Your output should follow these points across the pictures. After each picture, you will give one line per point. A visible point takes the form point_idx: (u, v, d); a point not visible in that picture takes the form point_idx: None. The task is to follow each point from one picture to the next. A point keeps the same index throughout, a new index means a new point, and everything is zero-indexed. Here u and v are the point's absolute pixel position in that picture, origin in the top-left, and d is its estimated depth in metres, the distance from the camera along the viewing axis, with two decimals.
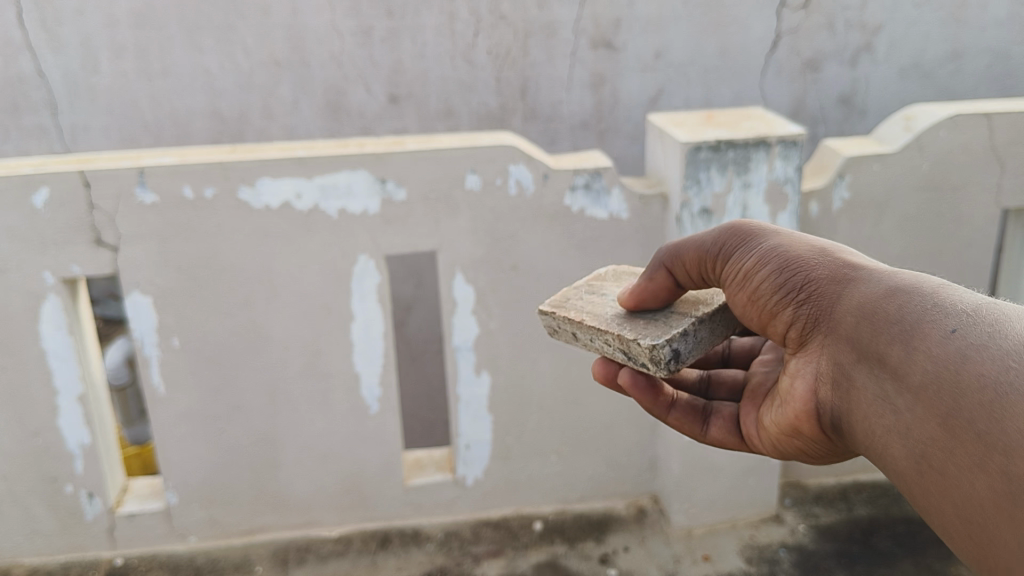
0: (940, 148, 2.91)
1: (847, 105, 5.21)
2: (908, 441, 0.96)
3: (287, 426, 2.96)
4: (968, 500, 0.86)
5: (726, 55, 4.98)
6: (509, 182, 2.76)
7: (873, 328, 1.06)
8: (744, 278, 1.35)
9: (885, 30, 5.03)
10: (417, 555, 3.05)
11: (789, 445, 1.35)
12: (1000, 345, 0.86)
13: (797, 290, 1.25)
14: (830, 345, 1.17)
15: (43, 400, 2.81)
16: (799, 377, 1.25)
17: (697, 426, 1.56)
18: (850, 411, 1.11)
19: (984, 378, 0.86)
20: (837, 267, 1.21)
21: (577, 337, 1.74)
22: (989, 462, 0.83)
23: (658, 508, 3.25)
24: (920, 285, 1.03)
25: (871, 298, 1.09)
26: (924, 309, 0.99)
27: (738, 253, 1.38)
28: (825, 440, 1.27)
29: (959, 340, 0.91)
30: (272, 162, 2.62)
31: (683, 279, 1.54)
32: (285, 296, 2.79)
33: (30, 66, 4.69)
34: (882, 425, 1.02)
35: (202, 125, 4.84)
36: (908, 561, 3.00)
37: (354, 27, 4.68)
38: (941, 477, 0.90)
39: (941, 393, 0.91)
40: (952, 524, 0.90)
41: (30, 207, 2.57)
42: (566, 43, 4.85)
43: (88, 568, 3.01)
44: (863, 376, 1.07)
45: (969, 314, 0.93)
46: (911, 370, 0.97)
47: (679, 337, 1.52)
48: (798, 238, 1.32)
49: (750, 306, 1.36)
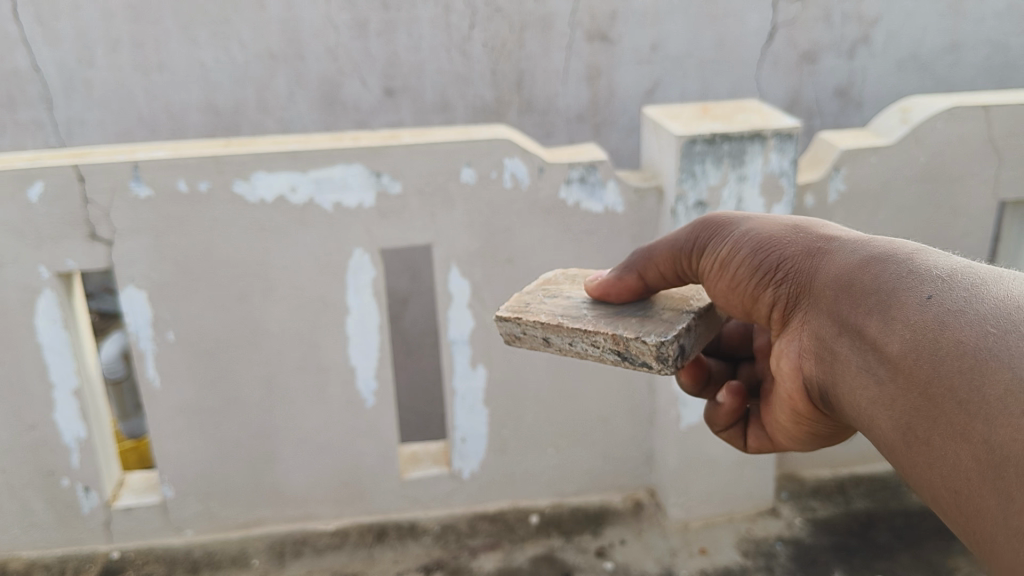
0: (938, 139, 2.90)
1: (844, 97, 5.23)
2: (892, 412, 0.95)
3: (282, 420, 2.96)
4: (953, 471, 0.83)
5: (722, 48, 4.99)
6: (505, 176, 2.75)
7: (851, 300, 1.06)
8: (721, 268, 1.35)
9: (883, 22, 5.06)
10: (414, 548, 3.06)
11: (800, 431, 1.36)
12: (977, 309, 0.85)
13: (776, 268, 1.25)
14: (808, 322, 1.17)
15: (39, 394, 2.81)
16: (781, 358, 1.26)
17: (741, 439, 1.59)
18: (833, 385, 1.10)
19: (964, 344, 0.84)
20: (813, 241, 1.21)
21: (551, 344, 1.53)
22: (972, 429, 0.81)
23: (656, 501, 3.26)
24: (896, 254, 1.02)
25: (848, 269, 1.09)
26: (899, 276, 0.98)
27: (714, 239, 1.38)
28: (821, 417, 1.29)
29: (937, 306, 0.90)
30: (267, 155, 2.60)
31: (656, 281, 1.52)
32: (281, 291, 2.79)
33: (25, 60, 4.69)
34: (864, 396, 1.01)
35: (198, 119, 4.85)
36: (907, 555, 3.00)
37: (349, 20, 4.69)
38: (927, 447, 0.88)
39: (921, 361, 0.90)
40: (939, 496, 0.87)
41: (25, 201, 2.55)
42: (562, 36, 4.85)
43: (86, 561, 3.03)
44: (842, 348, 1.07)
45: (944, 279, 0.92)
46: (889, 339, 0.96)
47: (687, 332, 1.42)
48: (774, 219, 1.33)
49: (733, 293, 1.36)
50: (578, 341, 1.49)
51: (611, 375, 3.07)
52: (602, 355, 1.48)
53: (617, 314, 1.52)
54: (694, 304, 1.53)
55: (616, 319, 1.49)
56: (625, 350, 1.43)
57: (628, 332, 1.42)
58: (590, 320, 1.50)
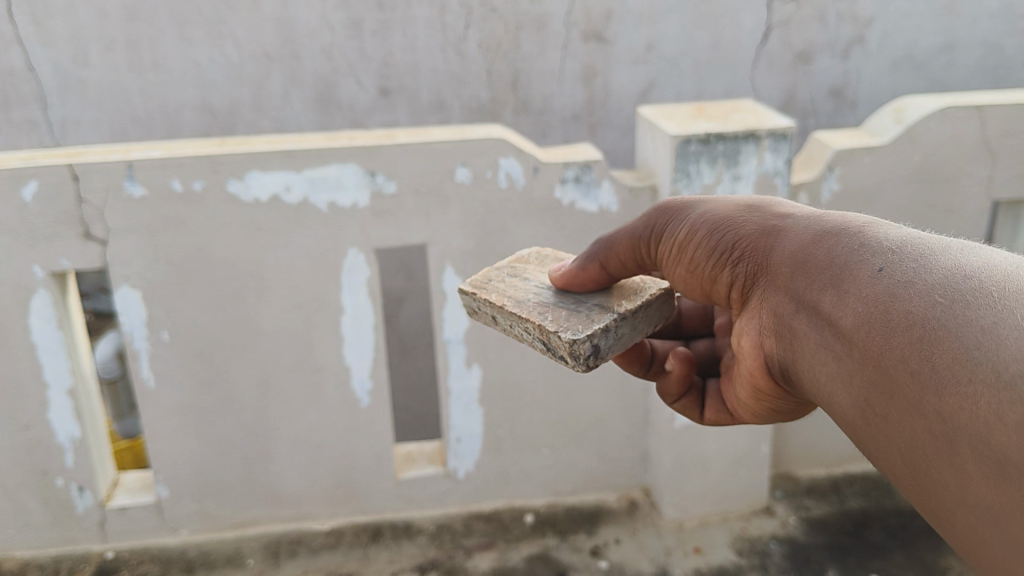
0: (932, 140, 2.91)
1: (838, 98, 5.35)
2: (850, 387, 0.95)
3: (277, 420, 2.96)
4: (911, 444, 0.83)
5: (717, 48, 5.08)
6: (500, 175, 2.75)
7: (806, 276, 1.06)
8: (679, 252, 1.32)
9: (877, 23, 5.16)
10: (409, 548, 3.06)
11: (761, 408, 1.35)
12: (926, 280, 0.86)
13: (732, 248, 1.22)
14: (765, 300, 1.17)
15: (33, 394, 2.81)
16: (743, 338, 1.25)
17: (698, 410, 1.53)
18: (794, 362, 1.11)
19: (912, 315, 0.84)
20: (766, 216, 1.21)
21: (498, 322, 1.67)
22: (924, 402, 0.81)
23: (650, 500, 3.27)
24: (849, 229, 1.03)
25: (802, 245, 1.09)
26: (852, 250, 0.99)
27: (671, 223, 1.33)
28: (784, 394, 1.28)
29: (887, 279, 0.90)
30: (262, 155, 2.60)
31: (619, 271, 1.49)
32: (276, 290, 2.79)
33: (19, 60, 4.69)
34: (823, 373, 1.02)
35: (193, 118, 4.87)
36: (900, 554, 3.00)
37: (345, 20, 4.72)
38: (886, 422, 0.88)
39: (873, 335, 0.90)
40: (899, 470, 0.87)
41: (19, 200, 2.55)
42: (558, 37, 4.91)
43: (81, 561, 3.02)
44: (799, 325, 1.07)
45: (894, 252, 0.93)
46: (844, 315, 0.96)
47: (599, 334, 1.46)
48: (728, 199, 1.30)
49: (690, 277, 1.33)
50: (515, 324, 1.60)
51: (606, 375, 3.07)
52: (533, 341, 1.58)
53: (558, 304, 1.59)
54: (632, 301, 1.54)
55: (553, 308, 1.57)
56: (548, 341, 1.53)
57: (543, 326, 1.51)
58: (529, 307, 1.59)
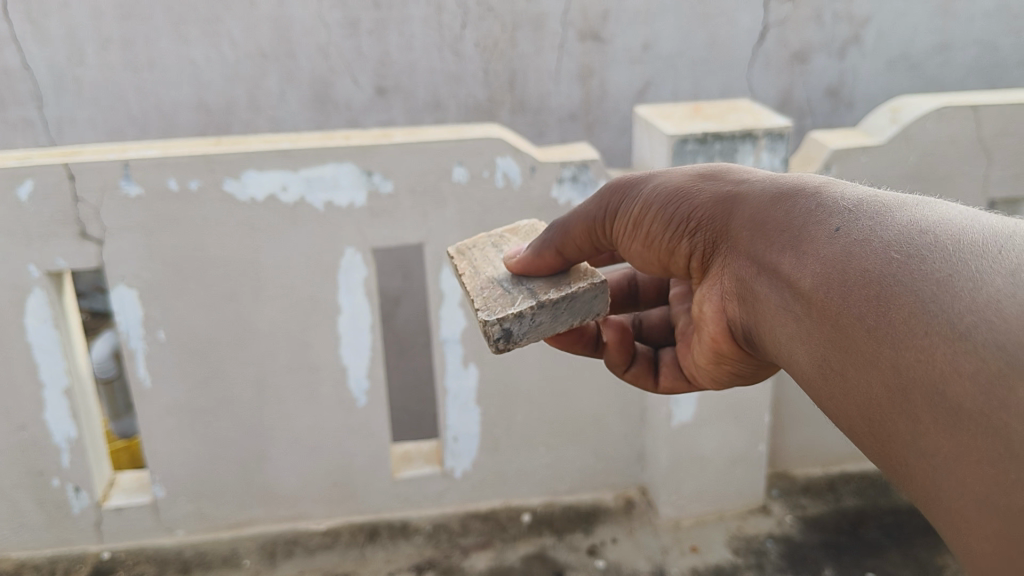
0: (928, 139, 2.92)
1: (834, 97, 5.54)
2: (808, 346, 0.95)
3: (273, 420, 2.96)
4: (867, 398, 0.83)
5: (713, 47, 5.23)
6: (497, 175, 2.75)
7: (763, 239, 1.05)
8: (635, 228, 1.29)
9: (873, 22, 5.33)
10: (406, 548, 3.06)
11: (722, 373, 1.32)
12: (883, 237, 0.86)
13: (689, 218, 1.22)
14: (725, 264, 1.16)
15: (28, 394, 2.80)
16: (703, 303, 1.24)
17: (651, 379, 1.50)
18: (755, 325, 1.10)
19: (869, 272, 0.84)
20: (722, 181, 1.21)
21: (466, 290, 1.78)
22: (881, 356, 0.80)
23: (646, 499, 3.27)
24: (806, 191, 1.03)
25: (759, 206, 1.09)
26: (809, 211, 0.99)
27: (625, 200, 1.31)
28: (748, 357, 1.26)
29: (844, 237, 0.91)
30: (259, 154, 2.60)
31: (575, 256, 1.48)
32: (273, 289, 2.78)
33: (15, 59, 4.75)
34: (782, 333, 1.01)
35: (189, 117, 4.96)
36: (896, 552, 3.01)
37: (341, 19, 4.80)
38: (842, 378, 0.87)
39: (831, 293, 0.89)
40: (854, 425, 0.86)
41: (15, 199, 2.54)
42: (554, 36, 5.02)
43: (76, 561, 3.02)
44: (758, 288, 1.06)
45: (851, 211, 0.93)
46: (802, 275, 0.96)
47: (511, 318, 1.50)
48: (680, 169, 1.29)
49: (648, 251, 1.30)
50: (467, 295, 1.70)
51: (603, 374, 3.07)
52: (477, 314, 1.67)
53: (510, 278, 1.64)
54: (561, 288, 1.52)
55: (504, 280, 1.64)
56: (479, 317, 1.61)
57: (477, 299, 1.59)
58: (485, 278, 1.67)
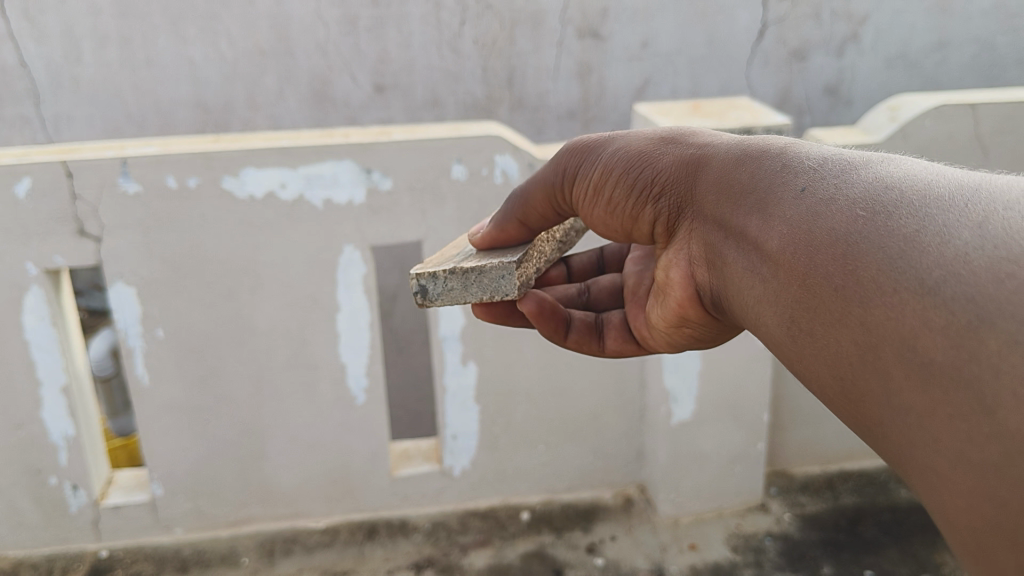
0: (926, 137, 2.91)
1: (833, 95, 5.58)
2: (777, 308, 0.96)
3: (272, 418, 2.95)
4: (834, 357, 0.83)
5: (712, 45, 5.25)
6: (496, 172, 2.75)
7: (732, 203, 1.07)
8: (596, 192, 1.33)
9: (871, 20, 5.40)
10: (405, 546, 3.06)
11: (682, 335, 1.37)
12: (847, 196, 0.87)
13: (653, 183, 1.24)
14: (695, 229, 1.19)
15: (26, 392, 2.79)
16: (670, 269, 1.26)
17: (596, 341, 1.55)
18: (727, 290, 1.12)
19: (836, 232, 0.86)
20: (686, 143, 1.23)
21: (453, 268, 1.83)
22: (848, 314, 0.81)
23: (645, 497, 3.27)
24: (771, 153, 1.05)
25: (726, 170, 1.11)
26: (776, 173, 1.01)
27: (584, 163, 1.35)
28: (712, 322, 1.30)
29: (811, 199, 0.93)
30: (258, 152, 2.59)
31: (539, 223, 1.55)
32: (271, 287, 2.78)
33: (12, 57, 4.75)
34: (753, 298, 1.03)
35: (187, 115, 4.95)
36: (894, 549, 3.02)
37: (340, 17, 4.81)
38: (809, 338, 0.88)
39: (799, 254, 0.91)
40: (822, 386, 0.86)
41: (13, 197, 2.53)
42: (552, 33, 5.04)
43: (75, 560, 3.01)
44: (729, 253, 1.08)
45: (818, 172, 0.95)
46: (770, 237, 0.97)
47: (427, 276, 1.54)
48: (643, 132, 1.31)
49: (610, 216, 1.34)
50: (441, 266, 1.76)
51: (602, 371, 3.07)
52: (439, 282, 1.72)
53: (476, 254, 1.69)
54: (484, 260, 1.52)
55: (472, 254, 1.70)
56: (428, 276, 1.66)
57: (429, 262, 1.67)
58: (461, 252, 1.75)
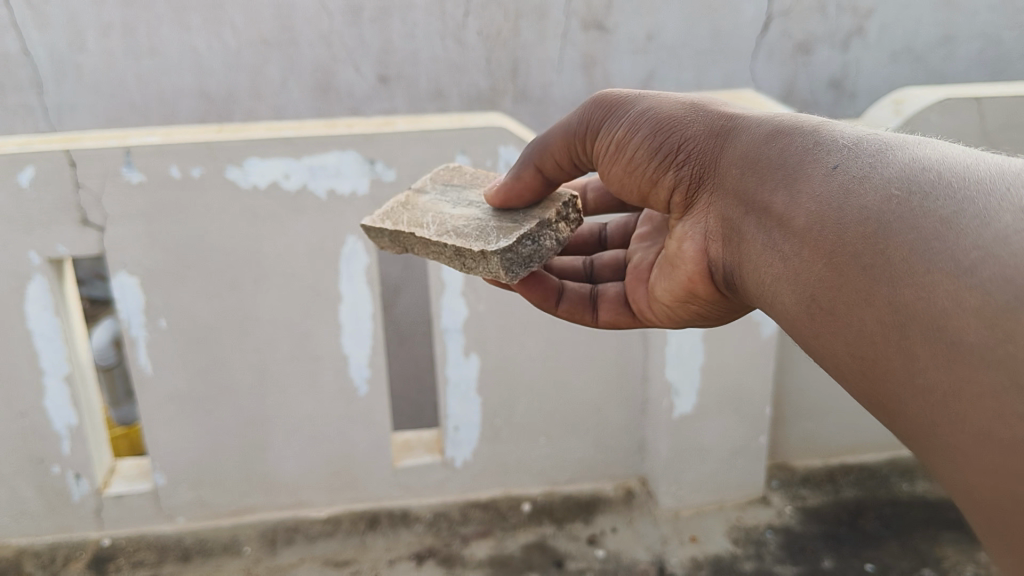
0: (931, 131, 2.90)
1: (837, 89, 5.60)
2: (798, 285, 0.99)
3: (274, 409, 2.96)
4: (859, 335, 0.86)
5: (717, 38, 5.24)
6: (499, 164, 2.73)
7: (761, 180, 1.10)
8: (618, 151, 1.38)
9: (876, 15, 5.39)
10: (406, 536, 3.08)
11: (686, 312, 1.41)
12: (880, 174, 0.90)
13: (678, 152, 1.29)
14: (719, 205, 1.22)
15: (29, 381, 2.79)
16: (685, 242, 1.31)
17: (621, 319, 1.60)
18: (745, 269, 1.15)
19: (867, 210, 0.88)
20: (714, 121, 1.26)
21: None
22: (876, 293, 0.84)
23: (647, 490, 3.28)
24: (802, 131, 1.07)
25: (755, 147, 1.13)
26: (806, 150, 1.03)
27: (609, 120, 1.40)
28: (718, 299, 1.34)
29: (841, 175, 0.95)
30: (261, 142, 2.59)
31: (554, 172, 1.57)
32: (273, 278, 2.78)
33: (16, 45, 4.74)
34: (773, 275, 1.06)
35: (191, 104, 4.96)
36: (894, 543, 3.03)
37: (343, 6, 4.79)
38: (832, 316, 0.91)
39: (827, 232, 0.93)
40: (843, 362, 0.90)
41: (17, 185, 2.53)
42: (557, 25, 5.03)
43: (77, 548, 3.03)
44: (753, 232, 1.11)
45: (849, 150, 0.97)
46: (796, 214, 1.00)
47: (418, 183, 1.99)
48: (670, 98, 1.36)
49: (628, 177, 1.40)
50: None
51: (604, 364, 3.07)
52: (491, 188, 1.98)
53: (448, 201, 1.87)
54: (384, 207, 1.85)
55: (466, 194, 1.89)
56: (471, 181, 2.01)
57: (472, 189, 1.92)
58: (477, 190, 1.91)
